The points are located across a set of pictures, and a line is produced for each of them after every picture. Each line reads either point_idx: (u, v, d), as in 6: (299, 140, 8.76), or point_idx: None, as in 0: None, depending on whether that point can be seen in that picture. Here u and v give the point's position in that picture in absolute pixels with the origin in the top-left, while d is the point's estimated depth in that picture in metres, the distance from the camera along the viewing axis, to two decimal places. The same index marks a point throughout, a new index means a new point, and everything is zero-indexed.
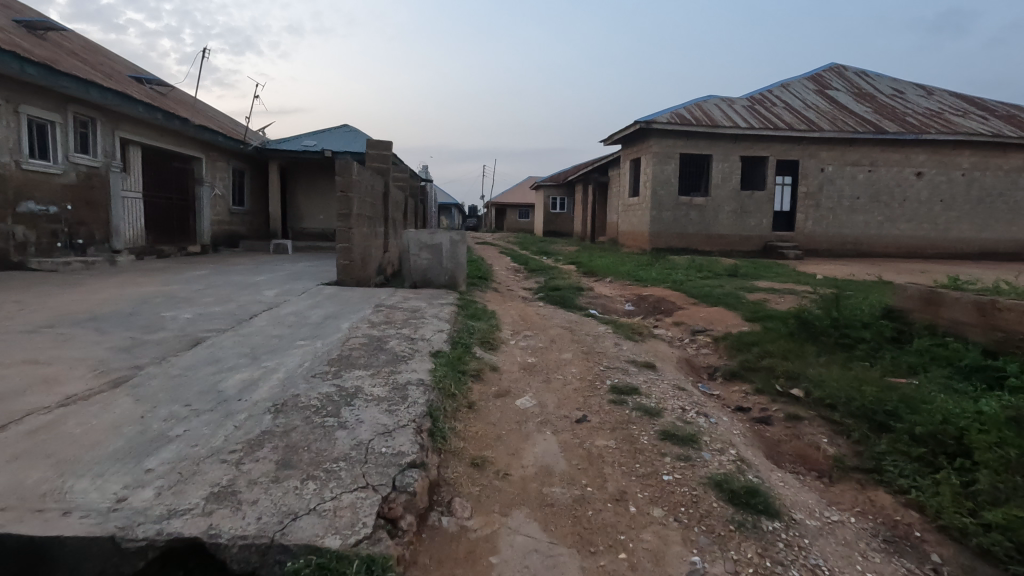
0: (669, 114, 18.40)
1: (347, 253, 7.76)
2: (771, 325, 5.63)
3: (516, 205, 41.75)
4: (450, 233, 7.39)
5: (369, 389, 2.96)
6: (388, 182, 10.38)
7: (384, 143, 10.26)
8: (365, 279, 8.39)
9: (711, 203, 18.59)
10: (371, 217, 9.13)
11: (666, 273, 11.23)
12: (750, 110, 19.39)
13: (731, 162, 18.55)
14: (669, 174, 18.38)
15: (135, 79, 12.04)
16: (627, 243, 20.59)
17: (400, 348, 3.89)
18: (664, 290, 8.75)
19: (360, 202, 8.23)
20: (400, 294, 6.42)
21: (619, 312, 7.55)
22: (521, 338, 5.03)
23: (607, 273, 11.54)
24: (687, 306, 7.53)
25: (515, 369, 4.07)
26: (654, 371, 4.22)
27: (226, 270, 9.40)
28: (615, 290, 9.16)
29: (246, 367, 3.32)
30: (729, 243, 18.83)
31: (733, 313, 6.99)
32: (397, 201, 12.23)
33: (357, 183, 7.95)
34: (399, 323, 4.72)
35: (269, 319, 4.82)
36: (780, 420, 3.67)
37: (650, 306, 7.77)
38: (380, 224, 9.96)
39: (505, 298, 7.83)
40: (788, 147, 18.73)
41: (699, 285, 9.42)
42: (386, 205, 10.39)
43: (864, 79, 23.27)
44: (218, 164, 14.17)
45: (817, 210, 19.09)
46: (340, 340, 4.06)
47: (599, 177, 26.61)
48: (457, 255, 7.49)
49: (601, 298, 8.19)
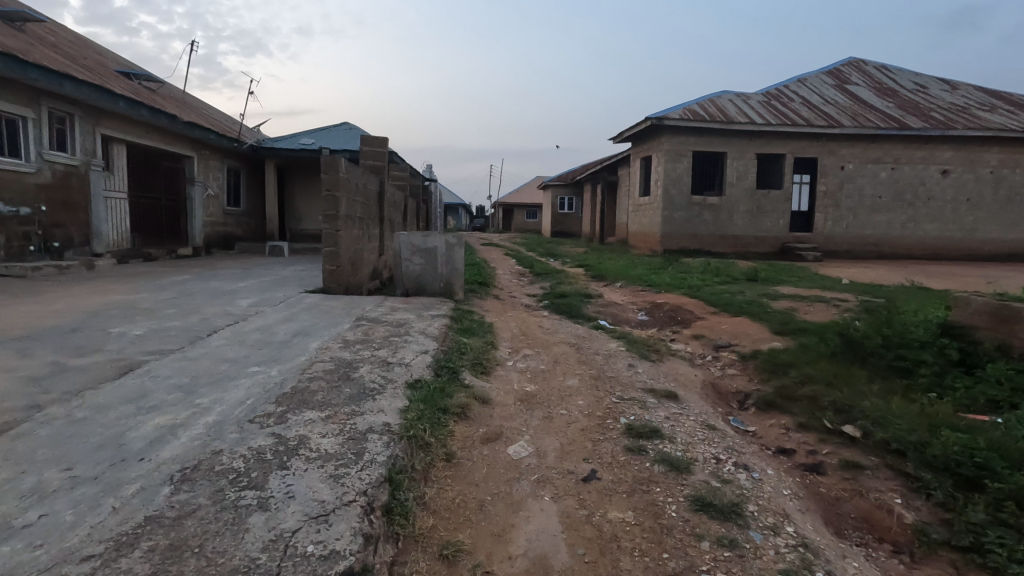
0: (681, 110, 17.66)
1: (333, 257, 7.11)
2: (807, 343, 4.92)
3: (523, 205, 41.10)
4: (445, 236, 6.74)
5: (317, 442, 2.31)
6: (385, 181, 9.74)
7: (379, 140, 9.63)
8: (355, 285, 7.77)
9: (726, 202, 17.84)
10: (364, 218, 8.49)
11: (680, 277, 10.53)
12: (767, 106, 18.59)
13: (747, 160, 17.77)
14: (682, 173, 17.64)
15: (122, 74, 11.49)
16: (637, 244, 19.87)
17: (371, 376, 3.23)
18: (680, 298, 8.05)
19: (350, 202, 7.58)
20: (388, 305, 5.78)
21: (632, 322, 6.85)
22: (521, 359, 4.37)
23: (617, 277, 10.86)
24: (706, 317, 6.84)
25: (509, 402, 3.39)
26: (676, 403, 3.53)
27: (209, 275, 8.81)
28: (627, 297, 8.45)
29: (172, 406, 2.67)
30: (744, 244, 18.05)
31: (759, 325, 6.27)
32: (394, 201, 11.62)
33: (346, 181, 7.31)
34: (377, 342, 4.06)
35: (229, 336, 4.19)
36: (835, 469, 2.98)
37: (665, 316, 7.07)
38: (375, 225, 9.33)
39: (507, 307, 7.17)
40: (806, 144, 17.92)
41: (717, 291, 8.71)
42: (382, 206, 9.74)
43: (884, 73, 22.37)
44: (211, 163, 13.62)
45: (837, 210, 18.27)
46: (302, 366, 3.41)
47: (607, 176, 25.89)
48: (453, 261, 6.83)
49: (611, 307, 7.50)
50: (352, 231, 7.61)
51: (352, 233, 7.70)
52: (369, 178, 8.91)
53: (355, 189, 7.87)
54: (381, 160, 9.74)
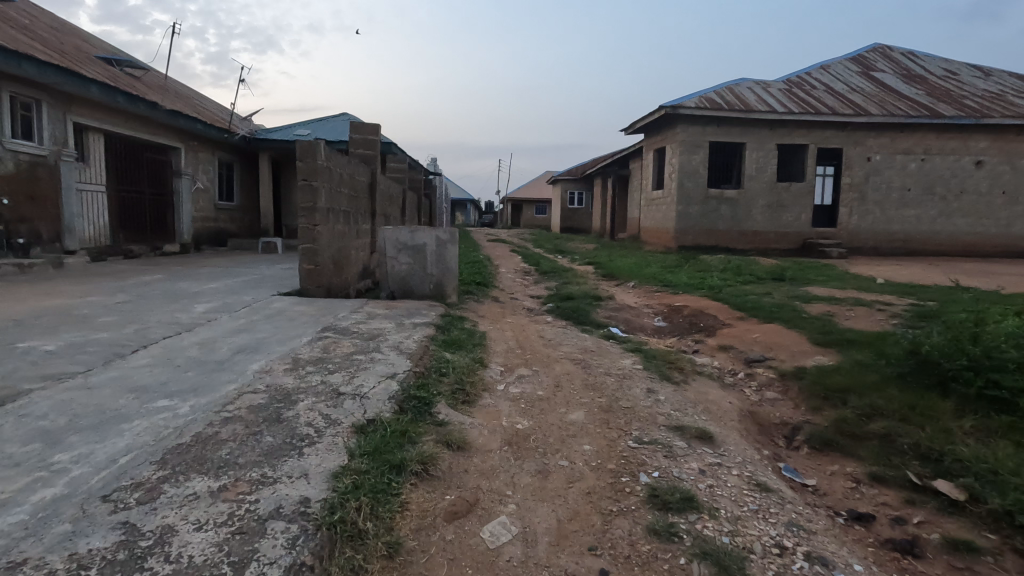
0: (697, 99, 16.73)
1: (311, 256, 6.32)
2: (862, 361, 4.07)
3: (533, 200, 40.28)
4: (434, 231, 5.97)
5: (185, 540, 1.53)
6: (377, 173, 8.97)
7: (370, 127, 8.87)
8: (339, 286, 7.02)
9: (744, 196, 16.88)
10: (351, 213, 7.72)
11: (699, 276, 9.67)
12: (788, 94, 17.59)
13: (767, 151, 16.79)
14: (698, 165, 16.71)
15: (102, 59, 10.83)
16: (650, 240, 18.97)
17: (309, 417, 2.42)
18: (700, 301, 7.21)
19: (333, 195, 6.82)
20: (365, 312, 5.02)
21: (648, 330, 6.01)
22: (516, 381, 3.56)
23: (630, 276, 10.04)
24: (731, 324, 6.00)
25: (494, 447, 2.59)
26: (712, 448, 2.71)
27: (185, 274, 8.12)
28: (640, 299, 7.62)
29: (13, 467, 1.91)
30: (763, 241, 17.10)
31: (795, 334, 5.41)
32: (390, 194, 10.87)
33: (326, 170, 6.54)
34: (336, 362, 3.27)
35: (161, 353, 3.44)
36: (937, 550, 2.17)
37: (686, 322, 6.23)
38: (365, 221, 8.56)
39: (505, 311, 6.36)
40: (830, 134, 16.91)
41: (741, 293, 7.85)
42: (374, 200, 8.98)
43: (911, 60, 21.21)
44: (201, 155, 12.94)
45: (863, 204, 17.23)
46: (226, 398, 2.62)
47: (619, 169, 24.98)
48: (444, 259, 6.05)
49: (623, 311, 6.67)
50: (334, 226, 6.84)
51: (336, 229, 6.94)
52: (358, 169, 8.14)
53: (339, 179, 7.11)
54: (373, 149, 8.96)
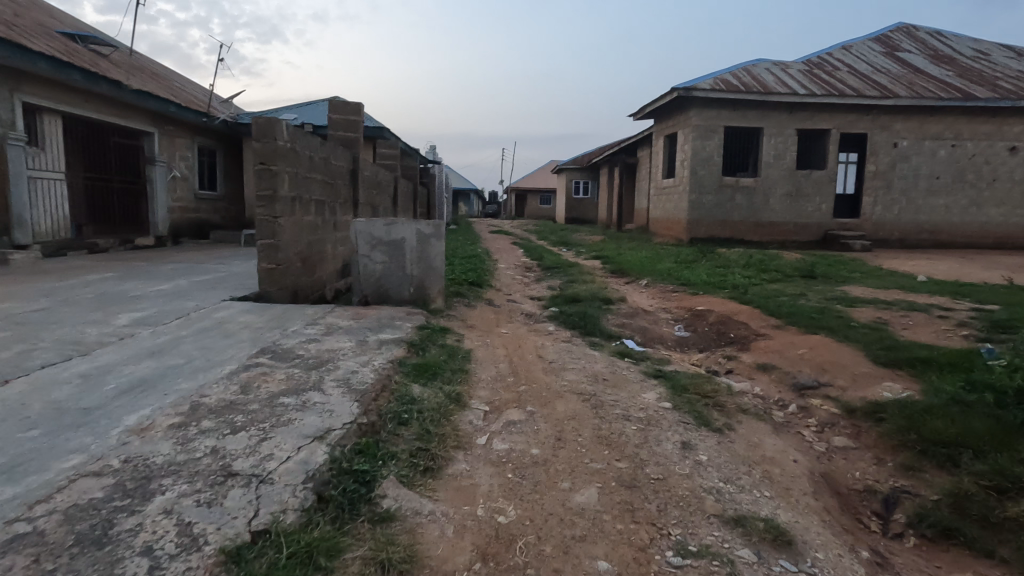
0: (712, 80, 15.63)
1: (272, 253, 5.37)
2: (959, 397, 3.11)
3: (537, 190, 39.25)
4: (415, 223, 5.05)
5: None
6: (360, 158, 8.01)
7: (352, 106, 7.92)
8: (308, 287, 6.10)
9: (762, 184, 15.83)
10: (326, 203, 6.78)
11: (718, 273, 8.73)
12: (809, 75, 16.45)
13: (786, 136, 15.71)
14: (712, 151, 15.67)
15: (64, 34, 9.91)
16: (660, 232, 17.96)
17: (154, 534, 1.50)
18: (726, 304, 6.25)
19: (301, 182, 5.87)
20: (324, 324, 4.10)
21: (669, 343, 5.06)
22: (504, 432, 2.62)
23: (641, 272, 9.10)
24: (766, 334, 5.07)
25: (459, 569, 1.67)
26: (794, 561, 1.79)
27: (142, 271, 7.22)
28: (656, 302, 6.66)
29: None
30: (781, 232, 16.06)
31: (850, 349, 4.45)
32: (378, 182, 9.93)
33: (290, 152, 5.58)
34: (251, 412, 2.33)
35: (18, 394, 2.51)
36: None
37: (712, 332, 5.27)
38: (345, 212, 7.63)
39: (499, 318, 5.43)
40: (854, 118, 15.80)
41: (769, 293, 6.91)
42: (357, 189, 8.03)
43: (939, 39, 19.96)
44: (178, 141, 11.99)
45: (888, 193, 16.15)
46: (44, 488, 1.68)
47: (626, 157, 23.90)
48: (428, 257, 5.13)
49: (637, 317, 5.71)
50: (301, 218, 5.88)
51: (304, 221, 6.01)
52: (336, 153, 7.18)
53: (310, 164, 6.15)
54: (356, 131, 7.99)
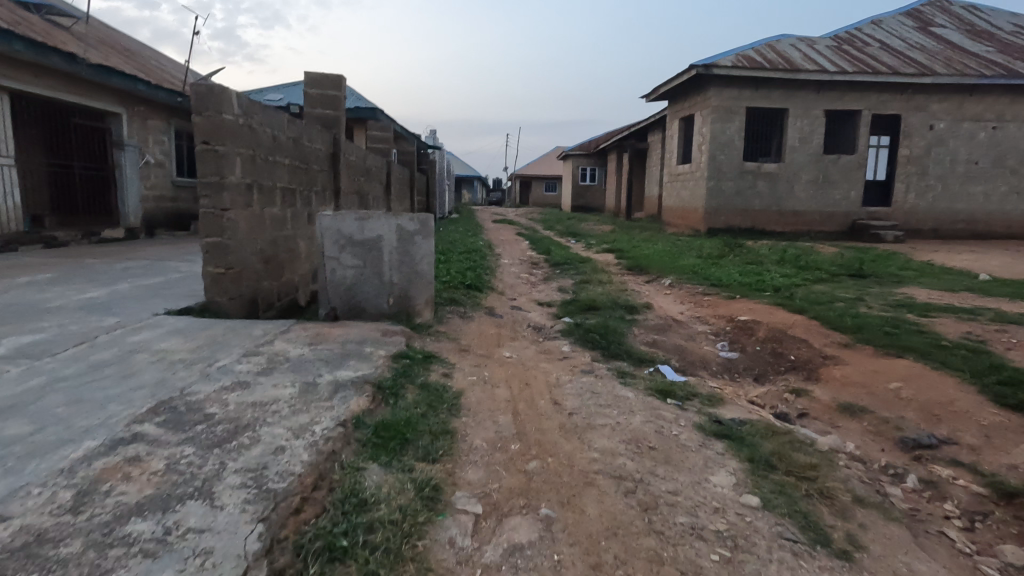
0: (733, 57, 14.42)
1: (221, 256, 4.32)
2: None
3: (541, 177, 38.02)
4: (395, 218, 4.00)
5: None
6: (341, 139, 6.95)
7: (332, 79, 6.88)
8: (271, 292, 5.07)
9: (786, 170, 14.67)
10: (297, 193, 5.74)
11: (750, 270, 7.69)
12: (838, 51, 15.20)
13: (813, 118, 14.52)
14: (733, 135, 14.51)
15: (17, 4, 8.89)
16: (674, 221, 16.84)
17: None
18: (772, 313, 5.21)
19: (260, 167, 4.82)
20: (267, 354, 3.07)
21: (714, 369, 4.02)
22: (505, 571, 1.62)
23: (662, 269, 8.06)
24: (835, 357, 4.05)
25: None
26: None
27: (88, 272, 6.21)
28: (688, 310, 5.61)
29: None
30: (806, 222, 14.93)
31: (958, 382, 3.40)
32: (366, 168, 8.88)
33: (244, 128, 4.54)
34: (55, 572, 1.30)
35: None
36: None
37: (766, 353, 4.23)
38: (323, 203, 6.59)
39: (501, 334, 4.41)
40: (888, 97, 14.57)
41: (818, 298, 5.88)
42: (338, 176, 6.98)
43: (973, 13, 18.57)
44: (151, 124, 10.94)
45: (922, 179, 14.97)
46: None
47: (636, 142, 22.69)
48: (411, 260, 4.10)
49: (669, 332, 4.67)
50: (260, 211, 4.84)
51: (266, 214, 4.97)
52: (310, 133, 6.12)
53: (273, 146, 5.10)
54: (337, 109, 6.93)
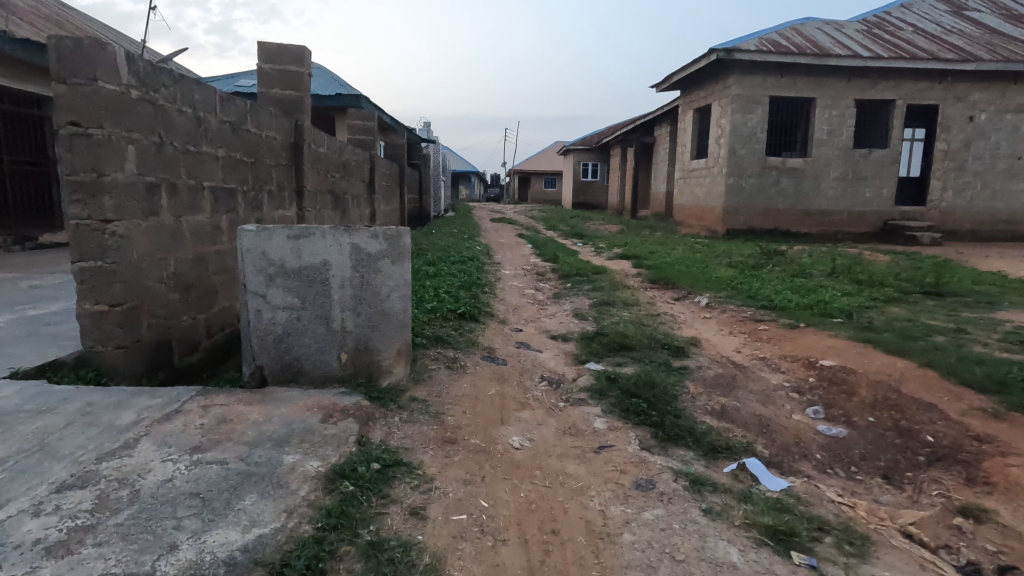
0: (757, 41, 13.09)
1: (104, 288, 2.99)
2: None
3: (541, 173, 36.68)
4: (348, 236, 2.71)
5: None
6: (305, 127, 5.61)
7: (293, 52, 5.56)
8: (192, 329, 3.75)
9: (813, 165, 13.38)
10: (237, 194, 4.40)
11: (801, 285, 6.40)
12: (869, 35, 13.87)
13: (843, 109, 13.24)
14: (756, 127, 13.21)
15: None
16: (687, 221, 15.55)
17: None
18: (865, 356, 3.91)
19: (172, 160, 3.49)
20: (101, 488, 1.75)
21: (820, 460, 2.72)
22: None
23: (694, 283, 6.78)
24: (993, 437, 2.77)
25: None
26: None
27: None
28: (746, 349, 4.31)
29: None
30: (833, 222, 13.65)
31: None
32: (343, 163, 7.55)
33: (143, 104, 3.22)
34: None
35: None
36: None
37: (887, 429, 2.93)
38: (281, 206, 5.27)
39: (503, 399, 3.11)
40: (926, 86, 13.25)
41: (909, 330, 4.60)
42: (302, 172, 5.65)
43: None
44: None
45: (961, 176, 13.68)
46: None
47: (643, 136, 21.36)
48: (374, 297, 2.82)
49: (738, 390, 3.36)
50: (173, 220, 3.53)
51: (184, 224, 3.65)
52: (260, 118, 4.79)
53: (196, 131, 3.78)
54: (301, 89, 5.59)
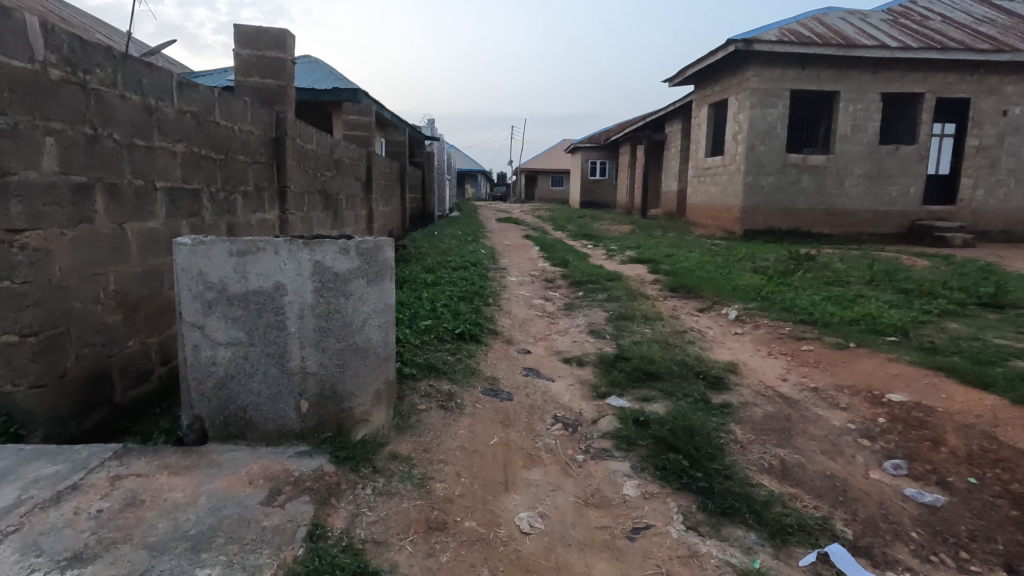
0: (777, 31, 12.40)
1: (13, 313, 2.39)
2: None
3: (547, 171, 36.06)
4: (308, 250, 2.11)
5: None
6: (288, 120, 5.02)
7: (273, 36, 4.97)
8: (141, 356, 3.16)
9: (836, 162, 12.67)
10: (202, 195, 3.81)
11: (841, 296, 5.75)
12: (896, 25, 13.13)
13: (868, 103, 12.52)
14: (776, 122, 12.51)
15: None
16: (702, 221, 14.87)
17: None
18: (940, 390, 3.27)
19: (110, 156, 2.90)
20: None
21: (918, 540, 2.09)
22: None
23: (719, 292, 6.14)
24: None
25: None
26: None
27: None
28: (793, 377, 3.68)
29: None
30: (857, 223, 12.94)
31: None
32: (336, 161, 6.96)
33: (68, 86, 2.64)
34: None
35: None
36: None
37: (996, 496, 2.30)
38: (258, 209, 4.68)
39: (508, 453, 2.50)
40: (956, 78, 12.51)
41: (982, 353, 3.94)
42: (284, 171, 5.06)
43: None
44: None
45: (993, 174, 12.93)
46: None
47: (653, 133, 20.69)
48: (344, 327, 2.23)
49: (795, 436, 2.75)
50: (113, 228, 2.94)
51: (129, 232, 3.06)
52: (232, 108, 4.21)
53: (145, 120, 3.19)
54: (283, 78, 4.99)
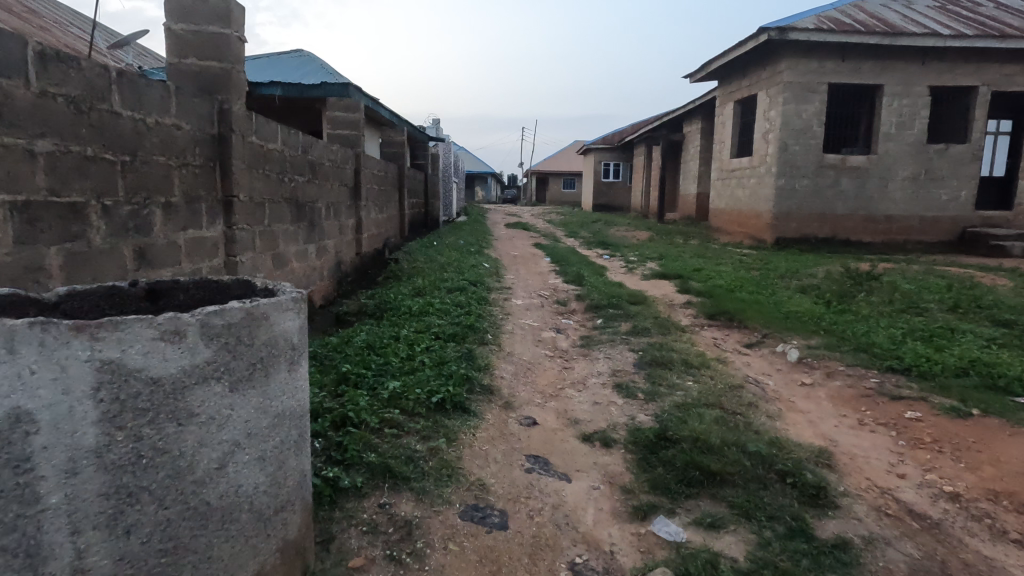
0: (813, 19, 11.24)
1: None
2: None
3: (559, 174, 34.97)
4: (82, 345, 1.05)
5: None
6: (234, 112, 3.99)
7: (215, 7, 3.96)
8: None
9: (879, 163, 11.45)
10: (88, 210, 2.79)
11: (926, 330, 4.61)
12: (944, 12, 11.89)
13: (916, 97, 11.28)
14: (812, 119, 11.33)
15: None
16: (728, 228, 13.68)
17: None
18: None
19: None
20: None
21: None
22: None
23: (769, 322, 5.01)
24: None
25: None
26: None
27: None
28: (913, 472, 2.56)
29: None
30: (902, 230, 11.68)
31: None
32: (312, 163, 5.96)
33: None
34: None
35: None
36: None
37: None
38: (190, 224, 3.66)
39: None
40: (1015, 69, 11.24)
41: None
42: (230, 176, 4.04)
43: None
44: None
45: None
46: None
47: (671, 134, 19.51)
48: (178, 479, 1.18)
49: None
50: None
51: None
52: (147, 94, 3.20)
53: None
54: (228, 60, 3.98)
